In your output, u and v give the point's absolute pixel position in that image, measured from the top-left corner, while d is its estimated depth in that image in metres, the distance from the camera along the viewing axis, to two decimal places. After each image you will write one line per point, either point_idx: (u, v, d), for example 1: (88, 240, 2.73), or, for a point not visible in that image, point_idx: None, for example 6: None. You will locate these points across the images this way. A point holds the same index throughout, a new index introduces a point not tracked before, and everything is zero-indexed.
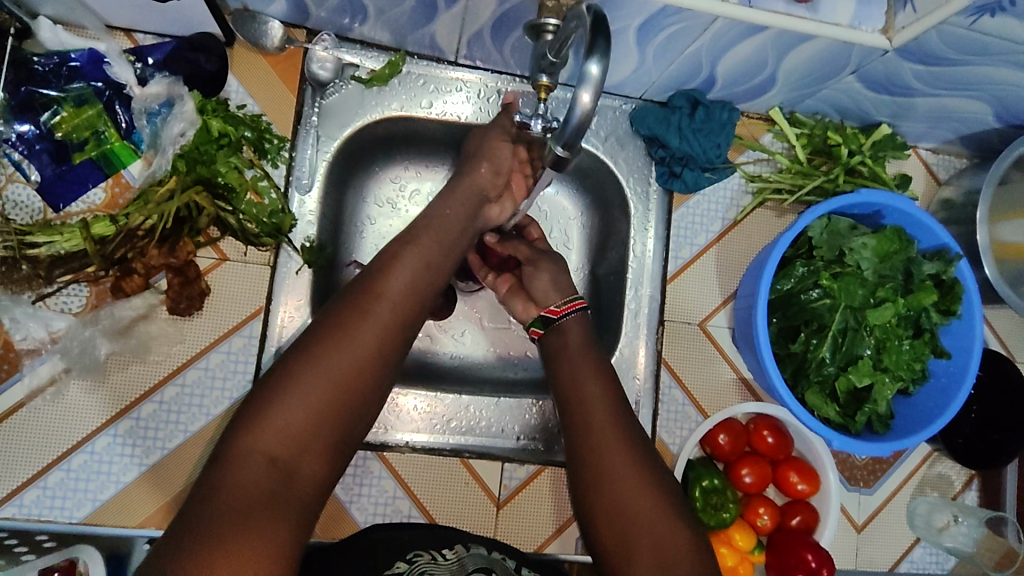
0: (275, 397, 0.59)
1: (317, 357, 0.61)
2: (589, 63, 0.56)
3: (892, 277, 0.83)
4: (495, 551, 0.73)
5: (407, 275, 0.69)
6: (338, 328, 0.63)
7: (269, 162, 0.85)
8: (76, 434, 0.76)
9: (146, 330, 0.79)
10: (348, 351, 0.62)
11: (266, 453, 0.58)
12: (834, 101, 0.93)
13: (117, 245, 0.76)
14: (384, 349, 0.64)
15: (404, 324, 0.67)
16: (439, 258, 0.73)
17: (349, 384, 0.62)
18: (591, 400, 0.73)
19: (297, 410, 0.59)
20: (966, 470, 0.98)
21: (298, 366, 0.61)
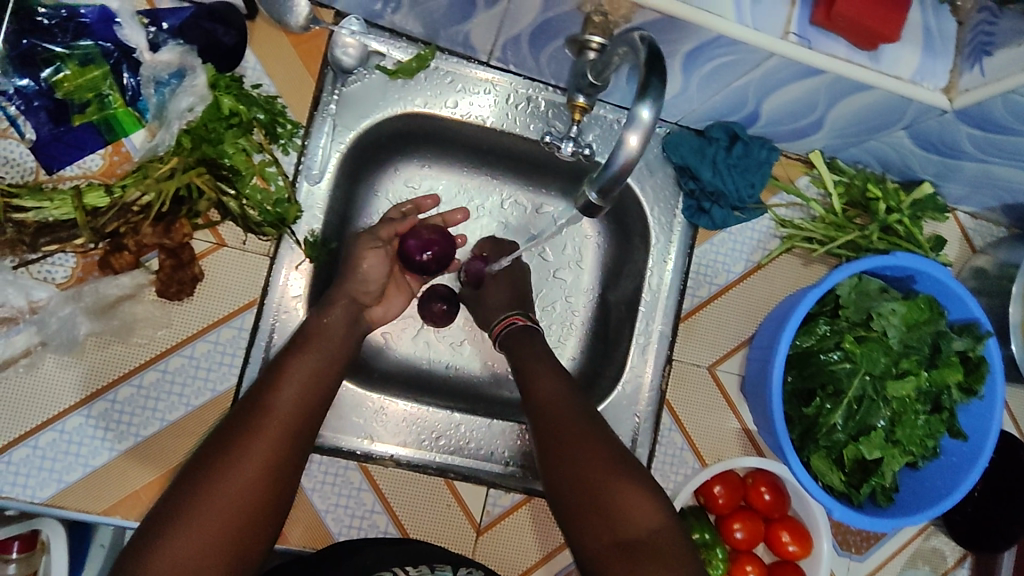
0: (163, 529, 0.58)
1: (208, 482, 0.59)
2: (642, 105, 0.53)
3: (918, 349, 0.78)
4: (462, 569, 0.71)
5: (298, 382, 0.66)
6: (228, 450, 0.61)
7: (280, 148, 0.80)
8: (46, 411, 0.73)
9: (131, 310, 0.74)
10: (238, 477, 0.60)
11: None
12: (878, 153, 0.88)
13: (108, 218, 0.72)
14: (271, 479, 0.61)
15: (299, 438, 0.64)
16: (333, 360, 0.70)
17: (245, 505, 0.60)
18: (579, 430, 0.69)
19: (186, 541, 0.57)
20: (961, 547, 0.95)
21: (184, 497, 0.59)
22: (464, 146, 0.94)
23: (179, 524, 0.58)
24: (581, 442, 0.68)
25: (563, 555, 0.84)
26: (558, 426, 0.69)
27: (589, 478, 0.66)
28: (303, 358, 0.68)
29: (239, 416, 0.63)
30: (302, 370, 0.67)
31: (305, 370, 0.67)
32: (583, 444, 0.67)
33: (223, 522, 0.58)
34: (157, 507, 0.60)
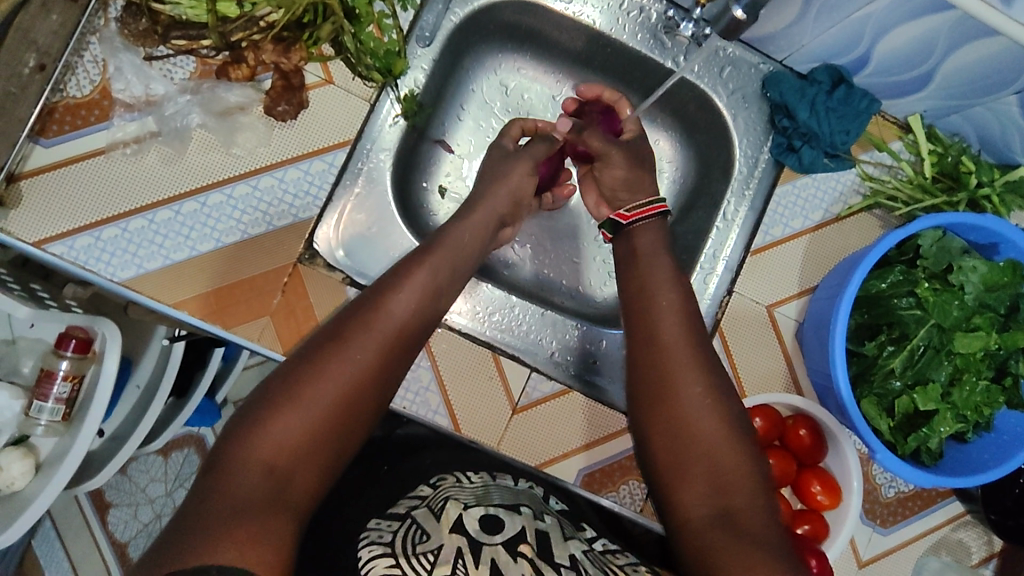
0: (275, 404, 0.58)
1: (317, 372, 0.60)
2: None
3: (992, 309, 0.77)
4: (521, 482, 0.74)
5: (414, 294, 0.69)
6: (345, 340, 0.63)
7: (400, 3, 0.83)
8: (141, 198, 0.76)
9: (239, 120, 0.78)
10: (350, 365, 0.61)
11: (264, 461, 0.55)
12: (980, 123, 0.88)
13: (235, 27, 0.75)
14: (377, 376, 0.63)
15: (406, 347, 0.66)
16: (446, 282, 0.73)
17: (349, 399, 0.60)
18: (652, 377, 0.68)
19: (297, 421, 0.57)
20: (988, 546, 0.92)
21: (298, 376, 0.60)
22: (564, 53, 0.97)
23: (286, 410, 0.58)
24: (672, 397, 0.66)
25: (590, 453, 0.85)
26: (672, 384, 0.67)
27: (683, 429, 0.65)
28: (420, 274, 0.71)
29: (357, 315, 0.66)
30: (418, 284, 0.70)
31: (422, 284, 0.70)
32: (678, 397, 0.66)
33: (331, 401, 0.59)
34: (266, 388, 0.60)
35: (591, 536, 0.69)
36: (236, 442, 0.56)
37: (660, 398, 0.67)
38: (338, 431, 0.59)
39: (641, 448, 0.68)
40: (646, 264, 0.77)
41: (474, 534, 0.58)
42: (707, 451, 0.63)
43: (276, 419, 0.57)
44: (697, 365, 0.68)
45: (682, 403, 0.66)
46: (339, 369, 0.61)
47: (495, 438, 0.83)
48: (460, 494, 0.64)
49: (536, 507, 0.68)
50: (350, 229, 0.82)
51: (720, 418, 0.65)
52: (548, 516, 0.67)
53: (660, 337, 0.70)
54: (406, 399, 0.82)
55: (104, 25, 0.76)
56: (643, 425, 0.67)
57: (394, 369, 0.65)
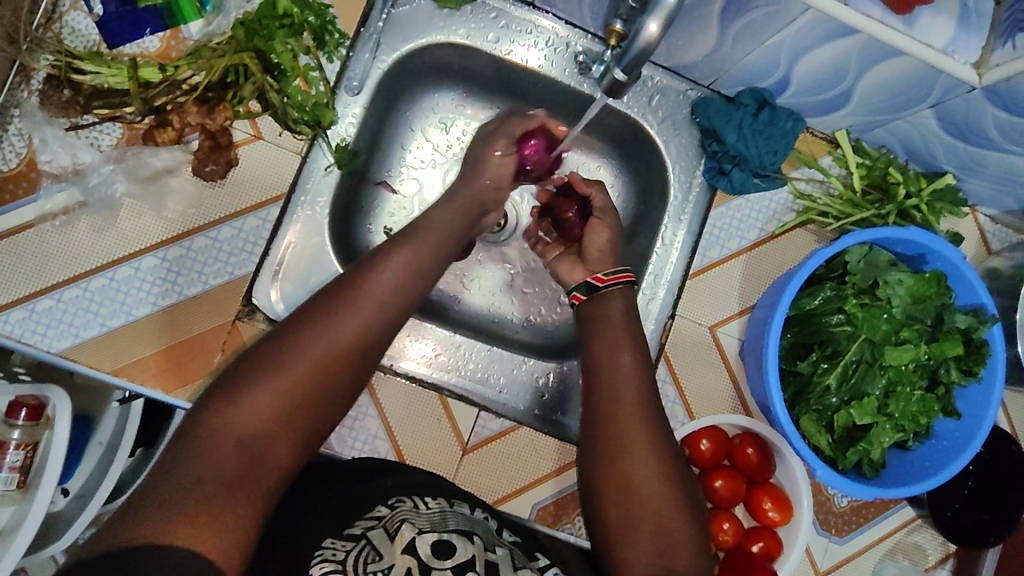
0: (249, 378, 0.59)
1: (293, 349, 0.60)
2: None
3: (920, 320, 0.79)
4: (476, 512, 0.70)
5: (396, 275, 0.69)
6: (327, 316, 0.63)
7: (325, 55, 0.84)
8: (73, 268, 0.76)
9: (168, 183, 0.78)
10: (331, 340, 0.62)
11: (237, 434, 0.56)
12: (903, 136, 0.90)
13: (158, 91, 0.77)
14: (359, 352, 0.63)
15: (390, 324, 0.66)
16: (429, 262, 0.72)
17: (325, 375, 0.61)
18: (605, 430, 0.68)
19: (271, 395, 0.58)
20: (944, 547, 0.94)
21: (275, 351, 0.60)
22: (499, 89, 0.98)
23: (260, 385, 0.58)
24: (623, 449, 0.67)
25: (543, 488, 0.85)
26: (619, 437, 0.67)
27: (631, 484, 0.65)
28: (403, 253, 0.71)
29: (339, 289, 0.66)
30: (403, 261, 0.70)
31: (407, 264, 0.70)
32: (629, 449, 0.67)
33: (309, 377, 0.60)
34: (241, 360, 0.60)
35: (545, 564, 0.67)
36: (208, 413, 0.57)
37: (608, 450, 0.67)
38: (312, 407, 0.60)
39: (586, 494, 0.69)
40: (602, 311, 0.79)
41: (424, 559, 0.59)
42: (652, 505, 0.64)
43: (247, 394, 0.58)
44: (647, 418, 0.69)
45: (632, 454, 0.66)
46: (318, 343, 0.61)
47: (448, 473, 0.84)
48: (415, 519, 0.63)
49: (488, 538, 0.65)
50: (288, 281, 0.82)
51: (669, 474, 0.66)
52: (500, 552, 0.64)
53: (613, 396, 0.70)
54: (356, 446, 0.83)
55: (26, 97, 0.77)
56: (591, 473, 0.68)
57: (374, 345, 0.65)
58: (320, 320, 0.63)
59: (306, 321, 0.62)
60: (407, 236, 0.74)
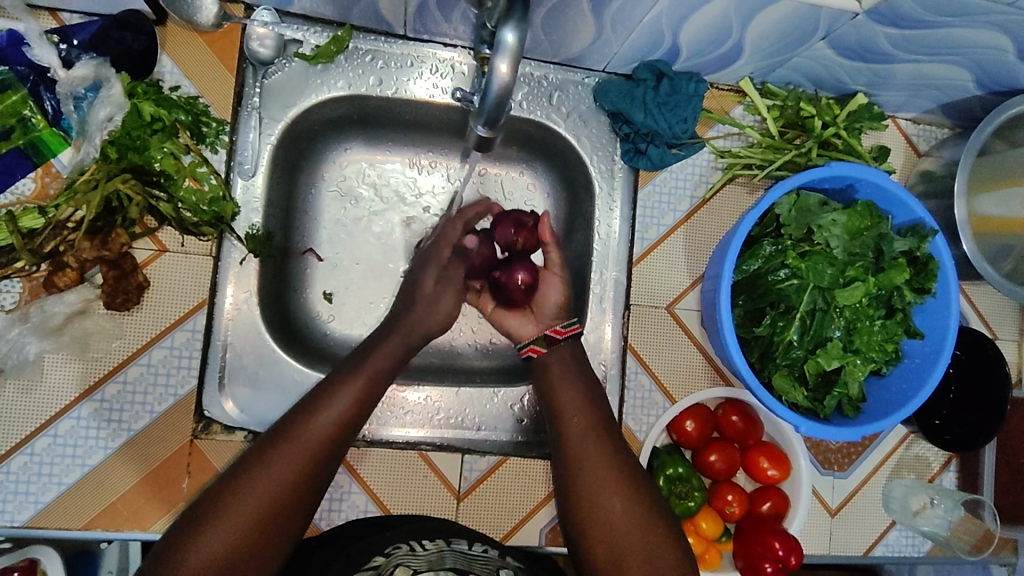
0: (198, 527, 0.59)
1: (246, 491, 0.61)
2: (506, 31, 0.55)
3: (863, 255, 0.78)
4: (476, 544, 0.71)
5: (341, 407, 0.68)
6: (270, 455, 0.63)
7: (208, 147, 0.81)
8: (11, 438, 0.74)
9: (82, 326, 0.76)
10: (273, 478, 0.62)
11: (191, 574, 0.56)
12: (806, 69, 0.88)
13: (45, 238, 0.73)
14: (307, 481, 0.64)
15: (336, 450, 0.67)
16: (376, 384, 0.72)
17: (273, 511, 0.61)
18: (578, 439, 0.73)
19: (223, 538, 0.58)
20: (945, 451, 0.94)
21: (223, 495, 0.61)
22: (401, 126, 0.93)
23: (213, 528, 0.59)
24: (587, 483, 0.70)
25: (545, 511, 0.85)
26: (581, 459, 0.72)
27: (601, 500, 0.69)
28: (348, 380, 0.71)
29: (282, 425, 0.66)
30: (350, 388, 0.70)
31: (353, 392, 0.70)
32: (588, 477, 0.70)
33: (252, 517, 0.60)
34: (194, 508, 0.61)
35: None
36: (173, 545, 0.58)
37: (586, 505, 0.69)
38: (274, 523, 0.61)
39: (564, 520, 0.72)
40: (552, 362, 0.79)
41: None
42: (623, 539, 0.67)
43: (200, 542, 0.58)
44: (603, 436, 0.73)
45: (590, 471, 0.71)
46: (276, 465, 0.63)
47: (451, 510, 0.84)
48: (412, 560, 0.63)
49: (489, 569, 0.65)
50: (236, 386, 0.81)
51: (647, 519, 0.68)
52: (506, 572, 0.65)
53: (579, 462, 0.72)
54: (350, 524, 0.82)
55: None
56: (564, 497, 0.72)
57: (327, 458, 0.66)
58: (272, 441, 0.64)
59: (254, 447, 0.64)
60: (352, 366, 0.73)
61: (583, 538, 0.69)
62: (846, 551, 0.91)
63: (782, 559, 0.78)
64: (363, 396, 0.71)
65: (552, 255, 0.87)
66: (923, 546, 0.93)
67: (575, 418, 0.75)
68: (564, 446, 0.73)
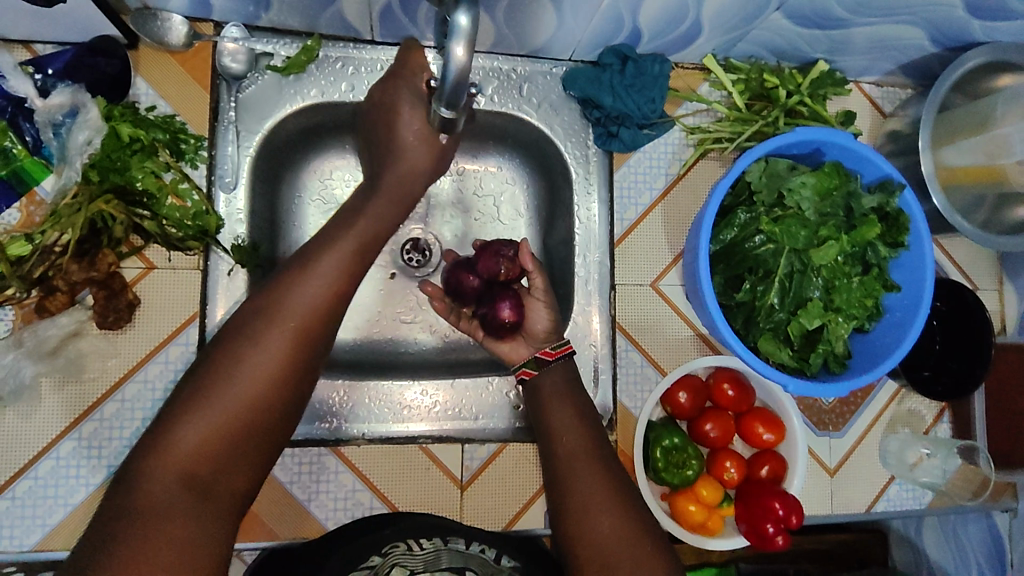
0: (185, 407, 0.58)
1: (229, 372, 0.60)
2: (458, 14, 0.55)
3: (834, 215, 0.80)
4: (473, 544, 0.70)
5: (321, 285, 0.65)
6: (252, 334, 0.62)
7: (188, 164, 0.83)
8: (16, 463, 0.76)
9: (77, 347, 0.77)
10: (255, 359, 0.61)
11: (180, 467, 0.56)
12: (767, 42, 0.89)
13: (33, 264, 0.73)
14: (292, 367, 0.62)
15: (320, 334, 0.65)
16: (361, 254, 0.70)
17: (260, 397, 0.60)
18: (569, 454, 0.75)
19: (211, 422, 0.58)
20: (936, 403, 0.96)
21: (208, 374, 0.60)
22: None
23: (197, 413, 0.58)
24: (573, 494, 0.71)
25: None
26: (569, 476, 0.73)
27: (588, 515, 0.69)
28: (330, 256, 0.67)
29: (262, 302, 0.64)
30: (332, 260, 0.67)
31: (336, 265, 0.67)
32: (572, 489, 0.72)
33: (236, 404, 0.59)
34: (180, 387, 0.60)
35: None
36: (142, 457, 0.56)
37: (573, 520, 0.70)
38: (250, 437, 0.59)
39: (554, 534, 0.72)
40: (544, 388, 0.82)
41: None
42: (609, 548, 0.67)
43: (185, 425, 0.57)
44: (592, 453, 0.74)
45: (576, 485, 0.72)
46: (248, 376, 0.60)
47: (455, 512, 0.85)
48: (408, 561, 0.66)
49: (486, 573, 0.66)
50: None
51: (634, 529, 0.68)
52: None
53: (572, 479, 0.73)
54: None
55: None
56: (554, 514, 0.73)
57: (302, 370, 0.63)
58: (232, 359, 0.60)
59: (221, 360, 0.60)
60: (334, 235, 0.70)
61: (572, 552, 0.69)
62: (847, 509, 0.92)
63: (783, 519, 0.80)
64: (349, 266, 0.68)
65: (535, 281, 0.88)
66: (925, 498, 0.94)
67: (565, 433, 0.77)
68: (554, 465, 0.75)
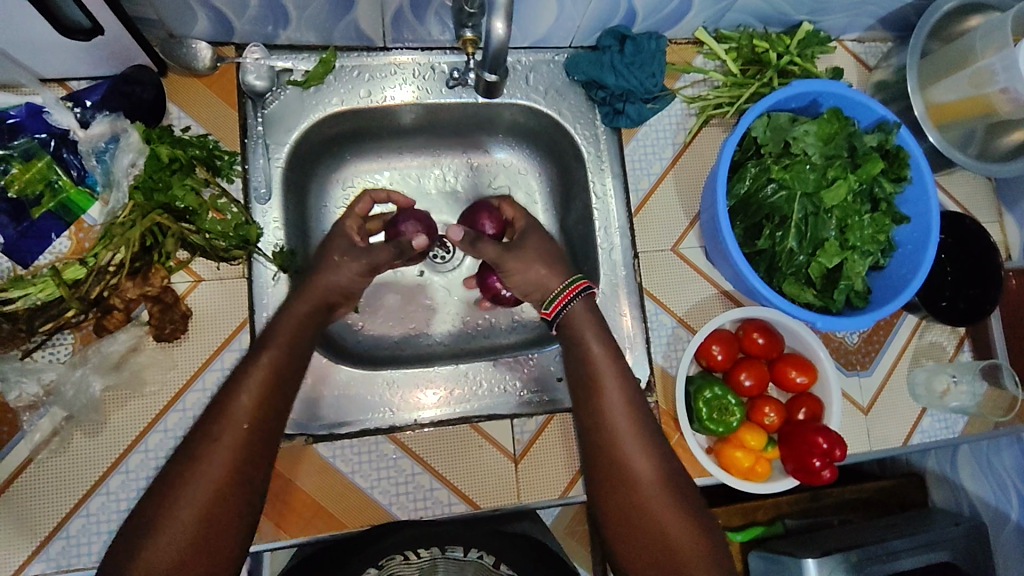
0: (154, 521, 0.60)
1: (186, 479, 0.61)
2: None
3: (839, 157, 0.85)
4: (471, 549, 0.79)
5: (255, 387, 0.67)
6: (207, 440, 0.63)
7: (224, 179, 0.86)
8: (88, 480, 0.78)
9: (137, 361, 0.80)
10: (207, 466, 0.62)
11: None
12: (754, 10, 0.95)
13: (90, 284, 0.78)
14: (240, 468, 0.63)
15: (268, 432, 0.66)
16: (292, 358, 0.71)
17: (213, 502, 0.61)
18: (608, 419, 0.75)
19: (173, 534, 0.60)
20: (955, 333, 1.00)
21: (173, 483, 0.61)
22: (396, 133, 1.00)
23: (165, 522, 0.60)
24: (614, 465, 0.73)
25: None
26: (607, 448, 0.74)
27: (628, 493, 0.72)
28: (260, 358, 0.69)
29: (209, 412, 0.65)
30: (263, 367, 0.68)
31: (270, 365, 0.69)
32: (614, 461, 0.73)
33: (196, 512, 0.60)
34: (147, 498, 0.62)
35: None
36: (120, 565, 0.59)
37: (611, 493, 0.73)
38: (227, 502, 0.62)
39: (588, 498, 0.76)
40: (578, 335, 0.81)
41: None
42: (646, 524, 0.71)
43: (153, 538, 0.59)
44: (632, 421, 0.75)
45: (618, 456, 0.73)
46: (212, 461, 0.62)
47: (513, 495, 0.87)
48: None
49: None
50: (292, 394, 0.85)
51: (669, 507, 0.72)
52: None
53: (610, 452, 0.74)
54: (420, 505, 0.85)
55: None
56: (590, 481, 0.75)
57: (264, 440, 0.66)
58: (189, 466, 0.62)
59: (180, 469, 0.62)
60: (267, 337, 0.72)
61: (606, 521, 0.74)
62: (886, 444, 0.96)
63: (828, 453, 0.83)
64: (281, 369, 0.69)
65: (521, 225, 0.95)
66: (957, 426, 0.97)
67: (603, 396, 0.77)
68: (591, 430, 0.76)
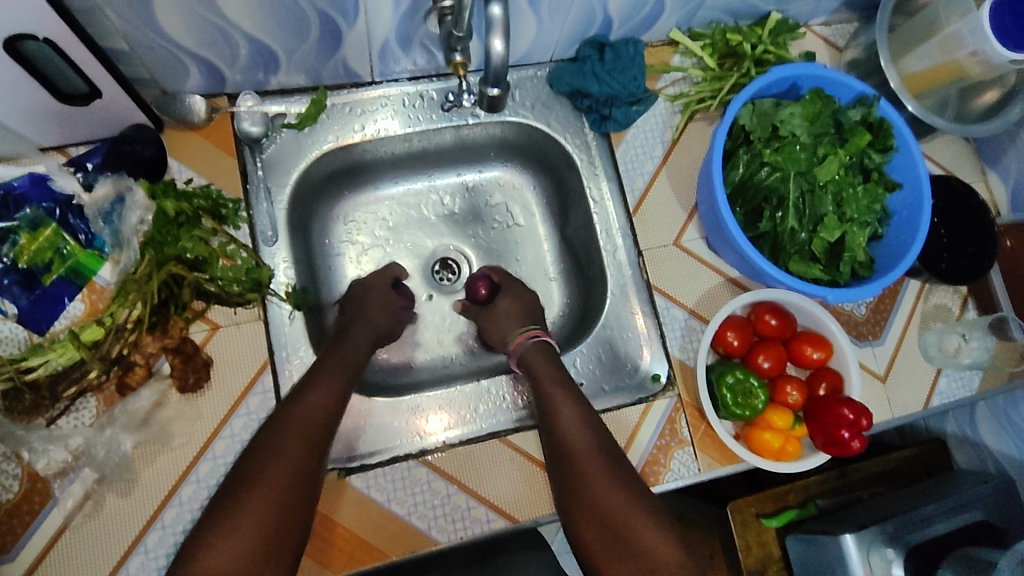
0: (221, 520, 0.63)
1: (259, 476, 0.66)
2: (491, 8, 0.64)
3: (826, 135, 0.87)
4: None
5: (322, 396, 0.74)
6: (275, 442, 0.69)
7: (231, 226, 0.87)
8: (125, 539, 0.77)
9: (163, 415, 0.80)
10: (284, 461, 0.67)
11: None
12: (723, 6, 0.98)
13: (110, 344, 0.78)
14: (311, 472, 0.68)
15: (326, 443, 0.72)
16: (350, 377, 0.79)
17: (289, 501, 0.66)
18: (573, 443, 0.76)
19: (240, 536, 0.62)
20: (958, 293, 1.02)
21: (241, 485, 0.66)
22: (391, 165, 1.03)
23: (236, 520, 0.63)
24: (578, 492, 0.73)
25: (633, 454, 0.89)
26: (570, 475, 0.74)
27: (593, 520, 0.72)
28: (321, 375, 0.77)
29: (274, 423, 0.71)
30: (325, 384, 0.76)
31: (333, 385, 0.76)
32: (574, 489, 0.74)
33: (266, 516, 0.64)
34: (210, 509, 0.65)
35: None
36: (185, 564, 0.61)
37: (580, 522, 0.73)
38: (302, 500, 0.67)
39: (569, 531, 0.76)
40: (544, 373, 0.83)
41: None
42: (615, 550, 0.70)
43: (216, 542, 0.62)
44: (589, 449, 0.75)
45: (578, 483, 0.73)
46: (268, 485, 0.65)
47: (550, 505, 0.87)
48: None
49: None
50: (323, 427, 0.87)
51: (633, 527, 0.70)
52: None
53: (573, 479, 0.74)
54: (459, 525, 0.85)
55: None
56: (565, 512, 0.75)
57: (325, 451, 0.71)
58: (266, 462, 0.67)
59: (254, 464, 0.67)
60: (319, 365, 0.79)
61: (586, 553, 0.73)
62: (908, 409, 0.97)
63: (854, 422, 0.84)
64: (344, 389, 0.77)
65: None
66: (973, 384, 0.99)
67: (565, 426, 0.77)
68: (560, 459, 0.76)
